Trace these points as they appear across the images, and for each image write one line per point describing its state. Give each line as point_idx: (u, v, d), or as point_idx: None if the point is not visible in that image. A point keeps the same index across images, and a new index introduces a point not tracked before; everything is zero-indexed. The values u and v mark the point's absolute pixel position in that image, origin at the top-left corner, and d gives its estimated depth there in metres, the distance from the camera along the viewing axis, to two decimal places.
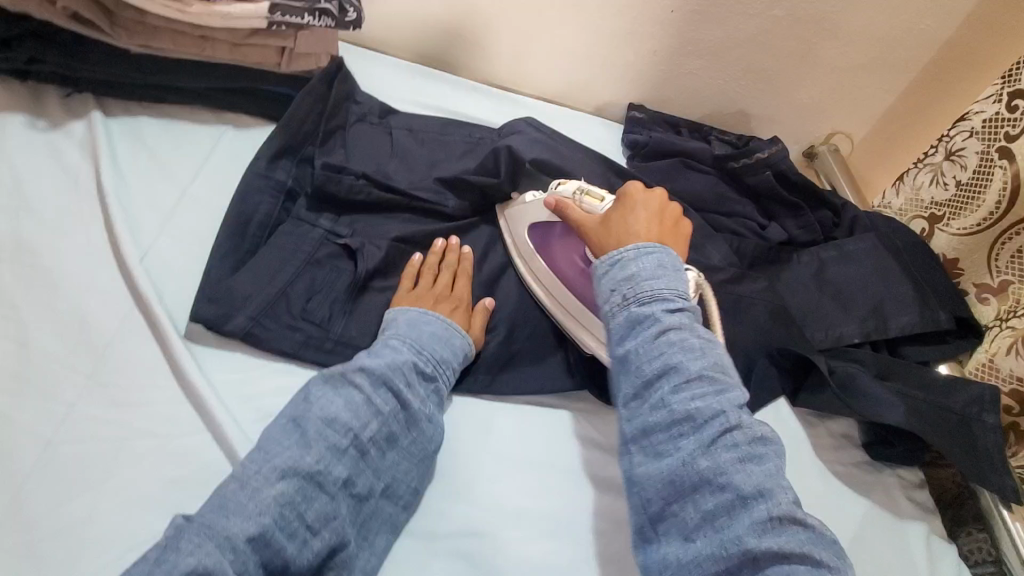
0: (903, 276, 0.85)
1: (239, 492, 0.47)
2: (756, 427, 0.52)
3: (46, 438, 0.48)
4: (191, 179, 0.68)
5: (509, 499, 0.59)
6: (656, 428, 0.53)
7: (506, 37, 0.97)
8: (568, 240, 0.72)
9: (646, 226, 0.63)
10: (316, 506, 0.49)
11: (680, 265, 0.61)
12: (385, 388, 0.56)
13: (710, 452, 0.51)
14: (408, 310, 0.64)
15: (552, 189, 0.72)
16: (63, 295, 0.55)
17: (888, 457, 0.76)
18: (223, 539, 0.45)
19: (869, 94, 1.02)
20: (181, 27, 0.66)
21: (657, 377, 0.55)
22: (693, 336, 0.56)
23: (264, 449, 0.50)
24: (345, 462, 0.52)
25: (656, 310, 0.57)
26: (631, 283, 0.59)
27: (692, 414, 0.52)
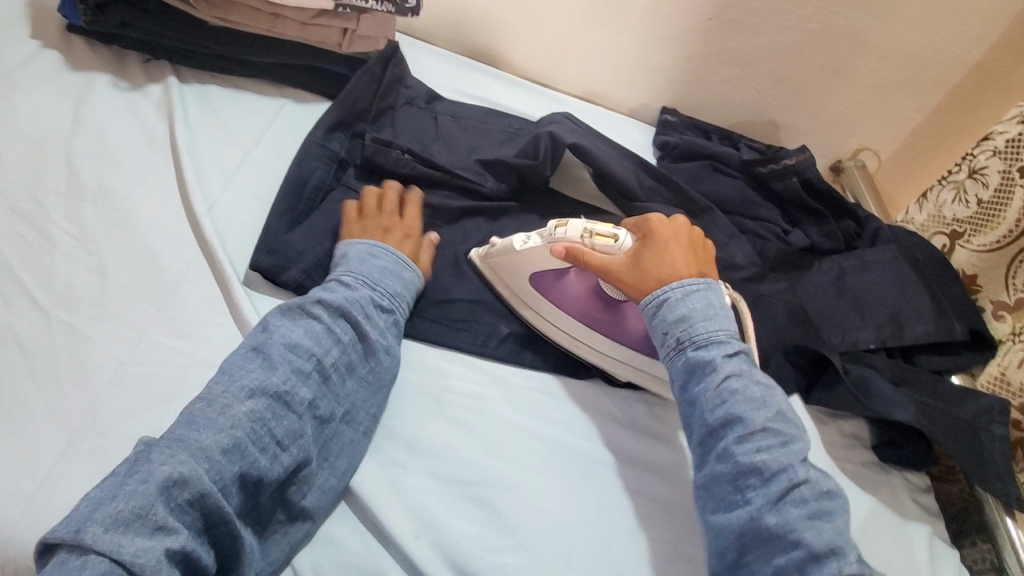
0: (921, 287, 0.87)
1: (207, 410, 0.50)
2: (820, 482, 0.56)
3: (120, 358, 0.54)
4: (252, 144, 0.73)
5: (531, 460, 0.62)
6: (722, 478, 0.57)
7: (549, 35, 1.01)
8: (574, 279, 0.70)
9: (684, 260, 0.67)
10: (285, 424, 0.52)
11: (729, 307, 0.66)
12: (345, 321, 0.60)
13: (778, 508, 0.54)
14: (357, 243, 0.67)
15: (552, 233, 0.67)
16: (138, 236, 0.61)
17: (897, 460, 0.78)
18: (197, 450, 0.48)
19: (900, 113, 1.04)
20: (255, 4, 0.72)
21: (722, 425, 0.59)
22: (751, 384, 0.60)
23: (229, 371, 0.53)
24: (310, 386, 0.55)
25: (713, 356, 0.61)
26: (686, 325, 0.63)
27: (758, 467, 0.56)
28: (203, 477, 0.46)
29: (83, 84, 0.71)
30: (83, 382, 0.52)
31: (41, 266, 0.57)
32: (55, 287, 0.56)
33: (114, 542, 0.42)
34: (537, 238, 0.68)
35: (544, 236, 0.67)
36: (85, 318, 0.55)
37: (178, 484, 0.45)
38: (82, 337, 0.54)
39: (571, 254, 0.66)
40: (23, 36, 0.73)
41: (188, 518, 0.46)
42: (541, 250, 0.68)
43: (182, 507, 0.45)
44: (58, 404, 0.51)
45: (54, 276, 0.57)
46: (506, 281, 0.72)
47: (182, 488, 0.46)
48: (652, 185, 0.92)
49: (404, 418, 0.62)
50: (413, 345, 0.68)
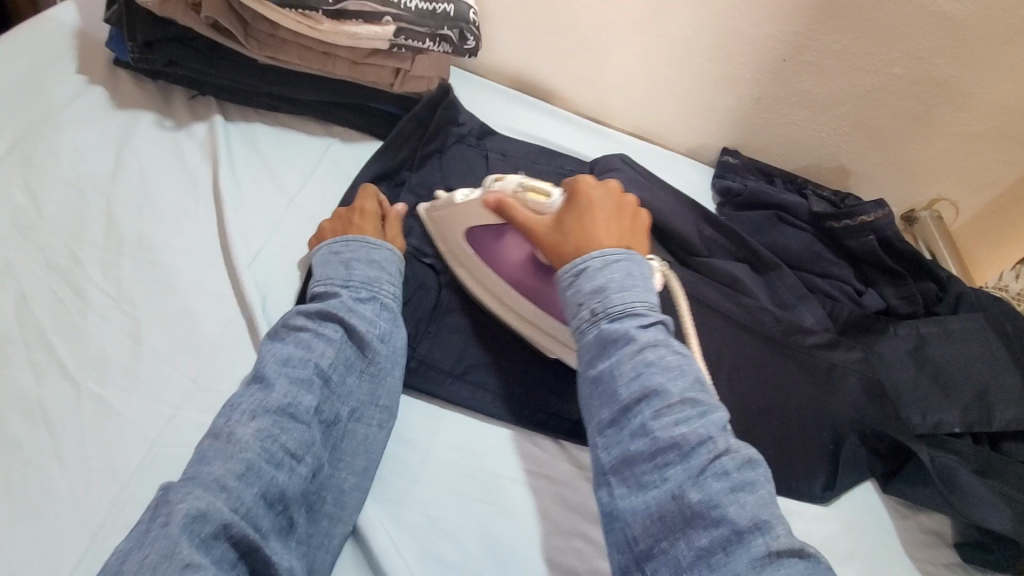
0: (1012, 363, 0.79)
1: (215, 443, 0.48)
2: (743, 451, 0.48)
3: (151, 439, 0.50)
4: (297, 188, 0.70)
5: (584, 559, 0.56)
6: (638, 458, 0.48)
7: (605, 69, 0.95)
8: (512, 241, 0.67)
9: (608, 227, 0.59)
10: (294, 435, 0.50)
11: (649, 273, 0.57)
12: (332, 321, 0.57)
13: (700, 483, 0.45)
14: (315, 252, 0.63)
15: (488, 186, 0.65)
16: (178, 295, 0.58)
17: (986, 564, 0.69)
18: (210, 482, 0.45)
19: (986, 164, 0.95)
20: (307, 42, 0.68)
21: (638, 400, 0.50)
22: (669, 353, 0.52)
23: (230, 404, 0.51)
24: (313, 392, 0.53)
25: (630, 326, 0.53)
26: (602, 294, 0.54)
27: (676, 441, 0.47)
28: (221, 506, 0.44)
29: (128, 124, 0.69)
30: (111, 464, 0.49)
31: (76, 329, 0.54)
32: (88, 353, 0.53)
33: None
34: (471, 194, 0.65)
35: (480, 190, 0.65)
36: (117, 389, 0.52)
37: (199, 518, 0.43)
38: (110, 411, 0.51)
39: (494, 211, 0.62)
40: (70, 72, 0.71)
41: (217, 551, 0.43)
42: (468, 208, 0.64)
43: (207, 542, 0.42)
44: (85, 488, 0.47)
45: (87, 340, 0.54)
46: (444, 240, 0.69)
47: (203, 522, 0.43)
48: (712, 236, 0.86)
49: (448, 507, 0.57)
50: (456, 415, 0.63)
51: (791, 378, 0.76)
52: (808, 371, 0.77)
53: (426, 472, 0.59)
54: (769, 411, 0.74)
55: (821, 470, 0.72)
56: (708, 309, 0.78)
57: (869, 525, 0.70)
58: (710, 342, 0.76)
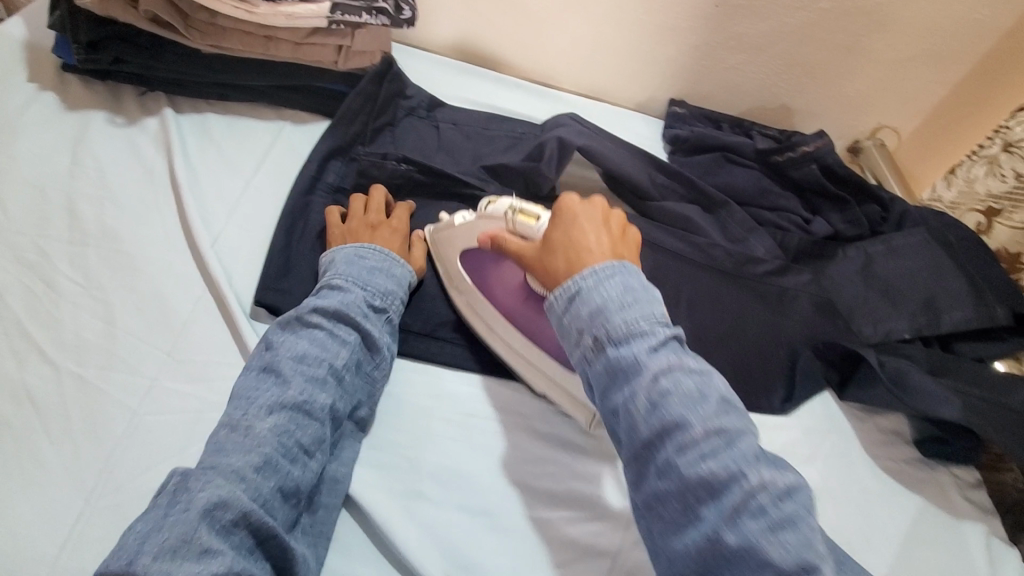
0: (957, 269, 0.82)
1: (232, 434, 0.49)
2: (781, 479, 0.43)
3: (132, 409, 0.53)
4: (254, 170, 0.72)
5: (559, 481, 0.60)
6: (665, 498, 0.45)
7: (547, 34, 0.98)
8: (509, 271, 0.67)
9: (596, 245, 0.55)
10: (309, 431, 0.52)
11: (650, 284, 0.52)
12: (346, 324, 0.59)
13: (735, 524, 0.42)
14: (338, 252, 0.65)
15: (482, 210, 0.65)
16: (144, 278, 0.61)
17: (943, 454, 0.73)
18: (230, 473, 0.47)
19: (920, 86, 0.99)
20: (248, 28, 0.71)
21: (658, 434, 0.46)
22: (685, 374, 0.47)
23: (244, 396, 0.52)
24: (327, 391, 0.55)
25: (635, 350, 0.48)
26: (599, 317, 0.50)
27: (705, 479, 0.44)
28: (242, 495, 0.46)
29: (81, 124, 0.70)
30: (97, 434, 0.52)
31: (50, 317, 0.57)
32: (63, 338, 0.56)
33: (163, 571, 0.40)
34: (470, 217, 0.66)
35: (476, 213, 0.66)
36: (95, 368, 0.55)
37: (220, 506, 0.44)
38: (93, 388, 0.54)
39: (489, 237, 0.62)
40: (20, 81, 0.72)
41: (237, 537, 0.45)
42: (468, 229, 0.66)
43: (228, 528, 0.44)
44: (77, 459, 0.50)
45: (62, 327, 0.56)
46: (442, 262, 0.70)
47: (224, 509, 0.44)
48: (665, 183, 0.89)
49: (428, 451, 0.60)
50: (428, 368, 0.67)
51: (747, 306, 0.80)
52: (763, 297, 0.81)
53: (408, 421, 0.62)
54: (728, 337, 0.78)
55: (780, 385, 0.76)
56: (663, 249, 0.82)
57: (830, 431, 0.75)
58: (666, 279, 0.80)
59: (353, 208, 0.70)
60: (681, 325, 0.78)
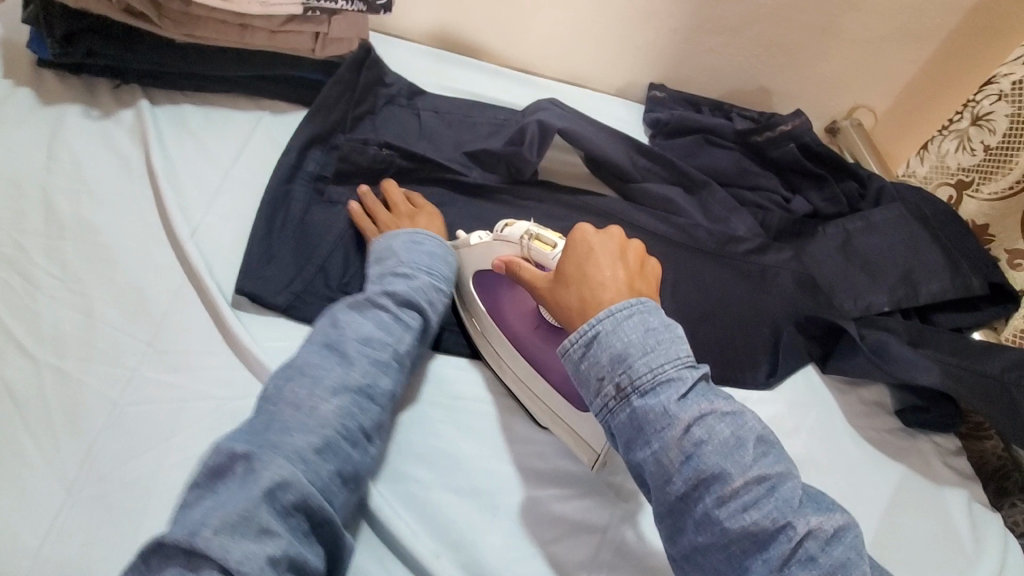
0: (933, 243, 0.84)
1: (295, 414, 0.50)
2: (824, 523, 0.46)
3: (113, 400, 0.53)
4: (232, 160, 0.72)
5: (546, 460, 0.61)
6: (708, 549, 0.47)
7: (525, 20, 0.98)
8: (521, 296, 0.67)
9: (611, 274, 0.55)
10: (370, 416, 0.53)
11: (672, 323, 0.52)
12: (411, 310, 0.61)
13: (784, 573, 0.44)
14: (400, 234, 0.67)
15: (498, 232, 0.65)
16: (123, 270, 0.60)
17: (923, 423, 0.75)
18: (290, 453, 0.47)
19: (894, 65, 1.00)
20: (222, 16, 0.70)
21: (696, 486, 0.47)
22: (718, 421, 0.49)
23: (310, 373, 0.53)
24: (389, 376, 0.56)
25: (667, 401, 0.49)
26: (626, 366, 0.50)
27: (750, 530, 0.45)
28: (302, 477, 0.46)
29: (55, 117, 0.69)
30: (79, 425, 0.51)
31: (27, 310, 0.56)
32: (41, 332, 0.55)
33: (223, 547, 0.40)
34: (486, 237, 0.66)
35: (490, 235, 0.65)
36: (76, 360, 0.54)
37: (281, 486, 0.45)
38: (74, 380, 0.53)
39: (505, 262, 0.62)
40: None
41: (293, 521, 0.45)
42: (483, 249, 0.66)
43: (287, 511, 0.44)
44: (60, 450, 0.50)
45: (40, 320, 0.56)
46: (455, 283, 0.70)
47: (285, 490, 0.45)
48: (646, 166, 0.89)
49: (415, 435, 0.60)
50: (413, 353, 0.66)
51: (730, 284, 0.81)
52: (745, 275, 0.82)
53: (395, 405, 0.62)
54: (712, 315, 0.79)
55: (763, 360, 0.77)
56: (646, 231, 0.83)
57: (813, 404, 0.76)
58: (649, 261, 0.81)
59: (377, 214, 0.70)
60: (665, 305, 0.79)
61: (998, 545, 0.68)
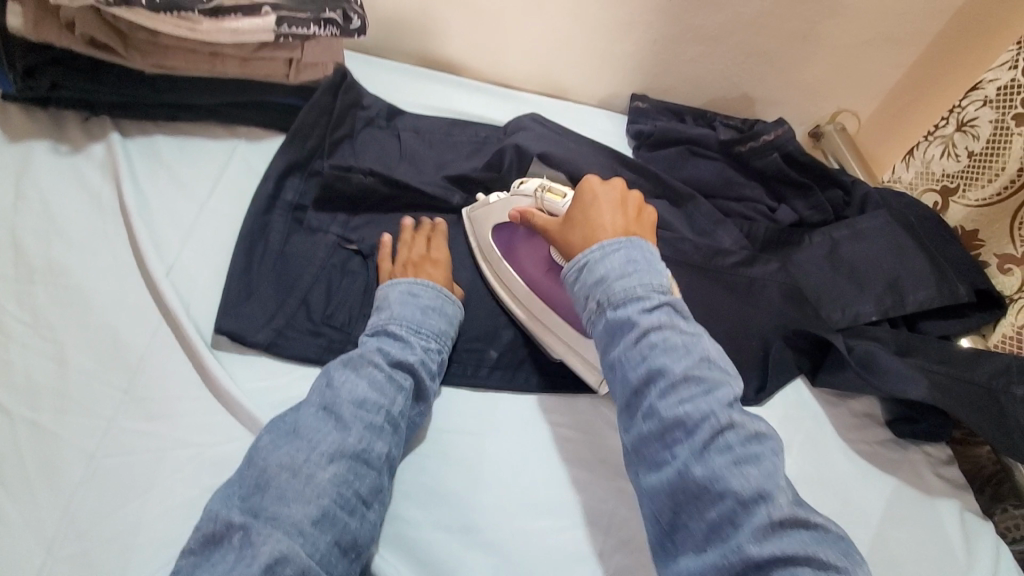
0: (919, 250, 0.84)
1: (293, 481, 0.50)
2: (751, 423, 0.48)
3: (90, 452, 0.51)
4: (208, 193, 0.70)
5: (539, 491, 0.61)
6: (649, 439, 0.50)
7: (504, 35, 0.97)
8: (530, 245, 0.72)
9: (613, 219, 0.59)
10: (367, 482, 0.52)
11: (654, 257, 0.56)
12: (404, 369, 0.59)
13: (704, 458, 0.47)
14: (397, 285, 0.65)
15: (517, 189, 0.72)
16: (97, 313, 0.58)
17: (915, 434, 0.75)
18: (289, 525, 0.48)
19: (875, 70, 1.01)
20: (191, 45, 0.69)
21: (645, 384, 0.51)
22: (674, 332, 0.52)
23: (306, 438, 0.52)
24: (384, 438, 0.55)
25: (632, 312, 0.53)
26: (602, 284, 0.55)
27: (681, 420, 0.48)
28: (300, 551, 0.46)
29: (22, 154, 0.67)
30: (55, 480, 0.50)
31: None
32: (13, 383, 0.53)
33: None
34: (504, 196, 0.72)
35: (508, 192, 0.72)
36: (49, 412, 0.53)
37: (279, 561, 0.45)
38: (47, 433, 0.52)
39: (519, 212, 0.69)
40: None
41: None
42: (500, 204, 0.72)
43: None
44: (34, 507, 0.48)
45: (10, 370, 0.54)
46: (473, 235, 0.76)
47: (284, 565, 0.45)
48: (631, 180, 0.89)
49: (405, 472, 0.59)
50: None
51: (717, 299, 0.81)
52: (732, 289, 0.82)
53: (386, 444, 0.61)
54: None
55: (754, 376, 0.77)
56: None
57: (804, 418, 0.76)
58: None
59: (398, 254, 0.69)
60: None
61: (991, 557, 0.68)
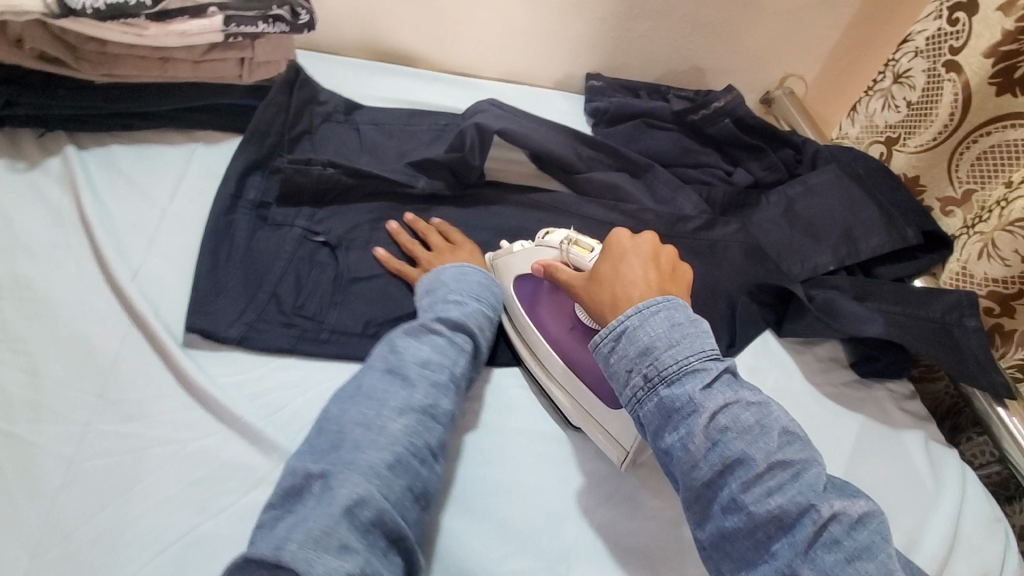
0: (868, 199, 0.87)
1: (367, 432, 0.51)
2: (850, 510, 0.47)
3: (68, 457, 0.52)
4: (168, 198, 0.70)
5: (520, 457, 0.62)
6: (736, 534, 0.48)
7: (455, 24, 0.98)
8: (555, 300, 0.70)
9: (643, 273, 0.59)
10: (435, 435, 0.54)
11: (698, 319, 0.55)
12: (463, 335, 0.62)
13: (809, 556, 0.45)
14: (447, 269, 0.68)
15: (540, 239, 0.71)
16: (66, 323, 0.58)
17: (877, 372, 0.79)
18: (367, 469, 0.49)
19: (815, 33, 1.04)
20: (140, 52, 0.69)
21: (723, 472, 0.49)
22: (744, 410, 0.51)
23: (376, 397, 0.54)
24: (449, 397, 0.57)
25: (691, 390, 0.51)
26: (651, 360, 0.53)
27: (775, 513, 0.47)
28: (377, 492, 0.48)
29: None
30: (36, 488, 0.50)
31: None
32: None
33: (309, 560, 0.42)
34: (528, 245, 0.72)
35: (532, 243, 0.71)
36: (25, 422, 0.52)
37: (359, 503, 0.46)
38: (26, 444, 0.51)
39: (545, 266, 0.67)
40: None
41: (372, 537, 0.46)
42: (523, 255, 0.71)
43: (368, 526, 0.46)
44: (18, 517, 0.48)
45: None
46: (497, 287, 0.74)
47: (363, 508, 0.47)
48: (591, 155, 0.90)
49: None
50: None
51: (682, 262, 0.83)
52: (695, 251, 0.85)
53: None
54: None
55: (722, 332, 0.80)
56: (596, 221, 0.84)
57: (773, 368, 0.78)
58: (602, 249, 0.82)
59: (416, 253, 0.72)
60: None
61: (956, 480, 0.72)
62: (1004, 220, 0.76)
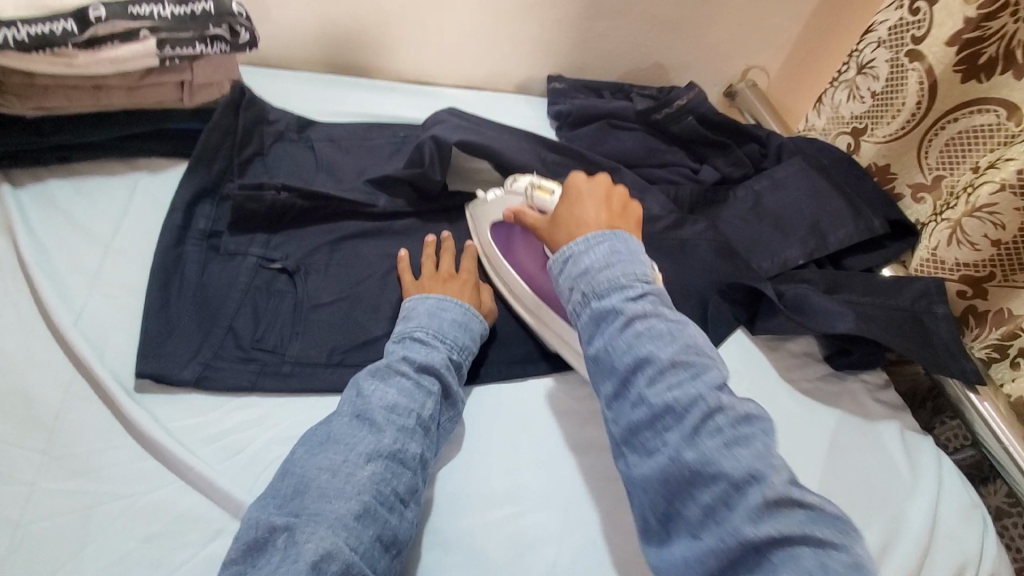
0: (834, 189, 0.87)
1: (334, 479, 0.50)
2: (741, 407, 0.48)
3: (13, 522, 0.48)
4: (112, 233, 0.67)
5: (494, 480, 0.61)
6: (640, 427, 0.50)
7: (411, 32, 0.96)
8: (525, 241, 0.74)
9: (597, 214, 0.60)
10: (404, 480, 0.52)
11: (637, 246, 0.57)
12: (431, 375, 0.59)
13: (694, 442, 0.47)
14: (427, 299, 0.66)
15: (508, 186, 0.73)
16: (6, 376, 0.55)
17: (852, 364, 0.78)
18: (333, 521, 0.47)
19: (774, 24, 1.04)
20: (71, 81, 0.65)
21: (632, 372, 0.51)
22: (661, 320, 0.52)
23: (342, 441, 0.52)
24: (417, 440, 0.54)
25: (616, 301, 0.53)
26: (586, 276, 0.55)
27: (670, 405, 0.49)
28: (345, 546, 0.46)
29: None
30: None
31: None
32: None
33: None
34: (498, 193, 0.73)
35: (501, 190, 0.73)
36: None
37: (326, 558, 0.45)
38: None
39: (512, 211, 0.69)
40: None
41: None
42: (495, 202, 0.73)
43: None
44: None
45: None
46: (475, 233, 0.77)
47: (330, 561, 0.45)
48: (557, 160, 0.88)
49: None
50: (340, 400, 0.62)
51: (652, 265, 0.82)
52: (665, 252, 0.84)
53: None
54: None
55: None
56: None
57: (748, 367, 0.78)
58: None
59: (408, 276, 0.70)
60: None
61: (932, 468, 0.73)
62: (971, 206, 0.75)
